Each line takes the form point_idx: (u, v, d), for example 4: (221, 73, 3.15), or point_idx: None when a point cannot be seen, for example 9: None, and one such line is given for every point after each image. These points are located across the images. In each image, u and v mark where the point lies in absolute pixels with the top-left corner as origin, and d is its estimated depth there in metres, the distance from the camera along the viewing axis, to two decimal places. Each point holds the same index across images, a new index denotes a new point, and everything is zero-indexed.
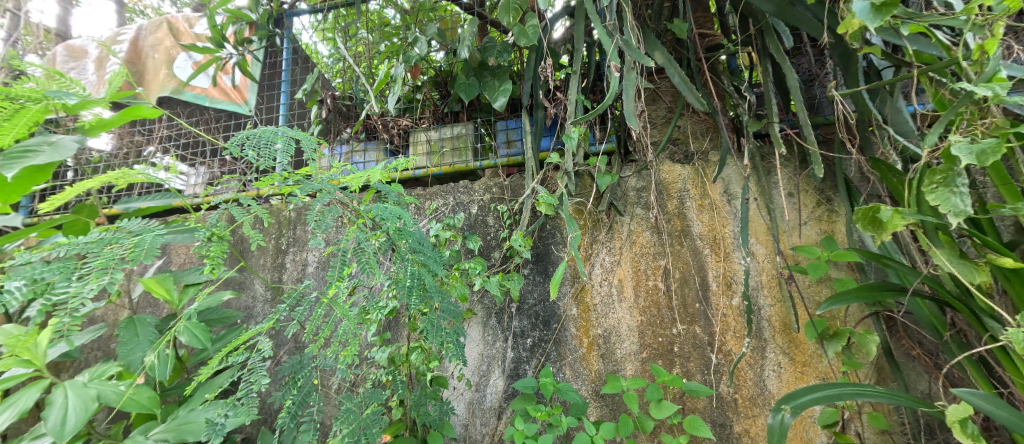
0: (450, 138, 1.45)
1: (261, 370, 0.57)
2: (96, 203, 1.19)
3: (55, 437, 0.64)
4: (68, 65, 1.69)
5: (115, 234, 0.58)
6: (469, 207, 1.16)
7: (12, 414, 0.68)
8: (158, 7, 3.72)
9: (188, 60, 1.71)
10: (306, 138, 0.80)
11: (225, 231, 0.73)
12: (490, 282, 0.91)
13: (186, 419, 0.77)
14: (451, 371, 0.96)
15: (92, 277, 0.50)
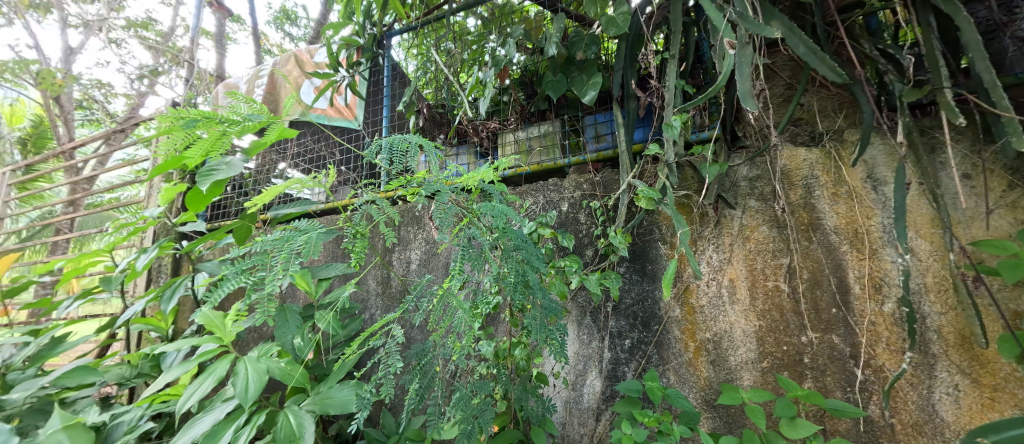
0: (538, 136, 1.45)
1: (396, 356, 0.63)
2: (253, 211, 1.45)
3: (242, 400, 0.76)
4: (226, 100, 2.08)
5: (289, 234, 0.70)
6: (559, 205, 1.14)
7: (212, 379, 0.82)
8: (282, 44, 4.45)
9: (311, 86, 1.99)
10: (429, 144, 0.89)
11: (366, 230, 0.85)
12: (588, 280, 0.89)
13: (327, 395, 0.89)
14: (548, 369, 0.96)
15: (281, 267, 0.64)
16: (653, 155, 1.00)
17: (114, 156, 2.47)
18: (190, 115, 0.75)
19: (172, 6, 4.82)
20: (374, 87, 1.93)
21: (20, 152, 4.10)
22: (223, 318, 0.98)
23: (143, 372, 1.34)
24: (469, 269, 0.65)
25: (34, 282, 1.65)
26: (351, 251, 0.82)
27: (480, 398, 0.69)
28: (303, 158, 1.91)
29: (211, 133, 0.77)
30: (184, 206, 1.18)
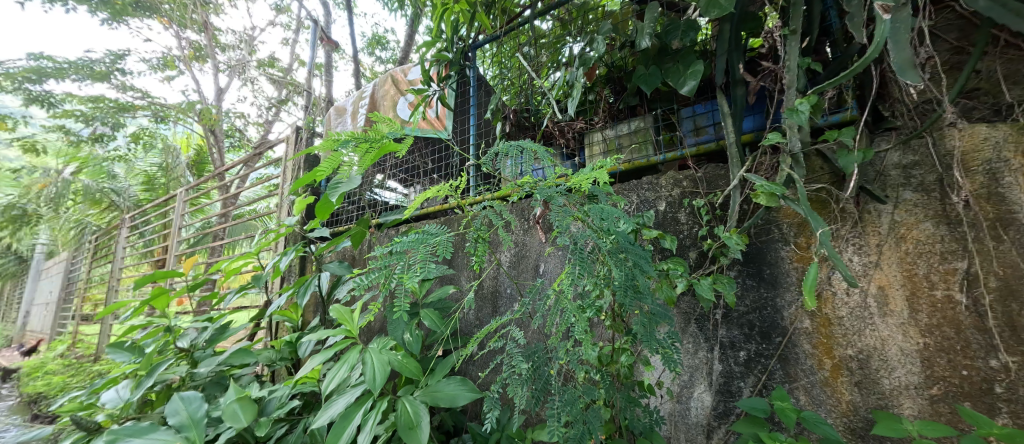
0: (628, 134, 1.39)
1: (518, 356, 0.70)
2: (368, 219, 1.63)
3: (371, 387, 0.85)
4: (338, 122, 2.37)
5: (423, 235, 0.85)
6: (656, 204, 1.07)
7: (346, 367, 0.92)
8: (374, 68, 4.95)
9: (405, 102, 2.16)
10: (542, 150, 0.90)
11: (487, 232, 0.92)
12: (700, 284, 0.83)
13: (436, 388, 0.96)
14: (649, 379, 0.91)
15: (419, 265, 0.80)
16: (772, 145, 0.89)
17: (254, 175, 2.95)
18: (344, 139, 0.93)
19: (290, 45, 5.66)
20: (461, 98, 2.04)
21: (190, 175, 5.13)
22: (350, 313, 1.11)
23: (285, 357, 1.58)
24: (577, 273, 0.66)
25: (207, 280, 2.05)
26: (474, 252, 0.91)
27: (588, 405, 0.68)
28: (400, 169, 2.09)
29: (360, 152, 0.95)
30: (314, 216, 1.39)
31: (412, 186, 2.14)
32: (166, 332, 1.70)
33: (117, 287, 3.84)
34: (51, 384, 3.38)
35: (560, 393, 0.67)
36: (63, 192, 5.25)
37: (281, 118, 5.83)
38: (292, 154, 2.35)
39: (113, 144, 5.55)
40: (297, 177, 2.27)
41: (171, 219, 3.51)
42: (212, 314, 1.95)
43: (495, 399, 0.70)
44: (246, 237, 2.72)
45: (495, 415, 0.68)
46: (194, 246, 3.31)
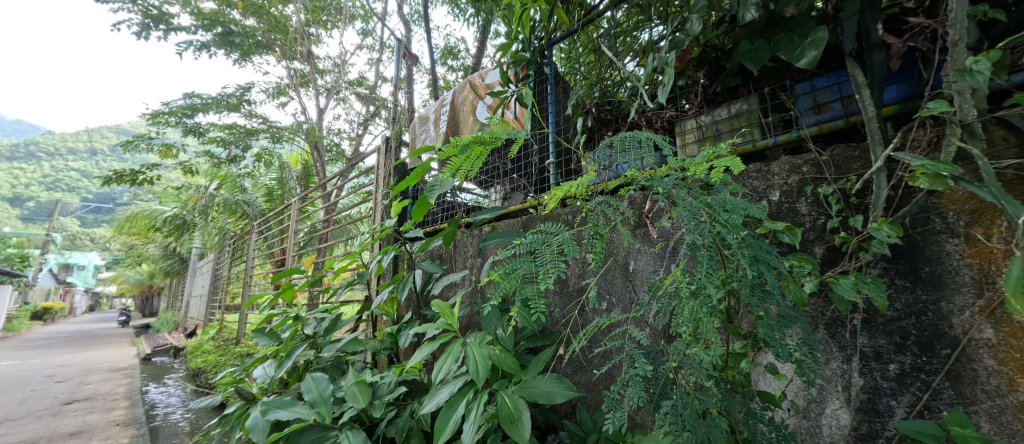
0: (728, 118, 1.26)
1: (641, 358, 0.69)
2: (457, 219, 1.69)
3: (476, 379, 0.89)
4: (422, 130, 2.53)
5: (542, 235, 0.92)
6: (769, 194, 0.95)
7: (451, 360, 0.98)
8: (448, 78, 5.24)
9: (484, 105, 2.21)
10: (661, 140, 0.83)
11: (604, 230, 0.89)
12: (840, 284, 0.72)
13: (532, 385, 0.97)
14: (770, 390, 0.82)
15: (550, 266, 0.86)
16: (932, 116, 0.74)
17: (352, 183, 3.29)
18: (462, 144, 1.03)
19: (375, 64, 6.23)
20: (539, 97, 2.04)
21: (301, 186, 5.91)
22: (449, 308, 1.17)
23: (388, 347, 1.72)
24: (702, 270, 0.61)
25: (321, 276, 2.33)
26: (591, 250, 0.87)
27: (711, 414, 0.63)
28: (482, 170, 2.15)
29: (475, 153, 1.05)
30: (410, 218, 1.51)
31: (491, 187, 2.20)
32: (294, 321, 1.97)
33: (251, 282, 4.58)
34: (208, 361, 4.13)
35: (674, 396, 0.64)
36: (211, 204, 6.39)
37: (370, 130, 6.44)
38: (383, 163, 2.56)
39: (245, 163, 6.61)
40: (388, 183, 2.47)
41: (288, 225, 4.07)
42: (326, 306, 2.22)
43: (611, 400, 0.70)
44: (347, 238, 3.05)
45: (614, 418, 0.68)
46: (306, 247, 3.80)
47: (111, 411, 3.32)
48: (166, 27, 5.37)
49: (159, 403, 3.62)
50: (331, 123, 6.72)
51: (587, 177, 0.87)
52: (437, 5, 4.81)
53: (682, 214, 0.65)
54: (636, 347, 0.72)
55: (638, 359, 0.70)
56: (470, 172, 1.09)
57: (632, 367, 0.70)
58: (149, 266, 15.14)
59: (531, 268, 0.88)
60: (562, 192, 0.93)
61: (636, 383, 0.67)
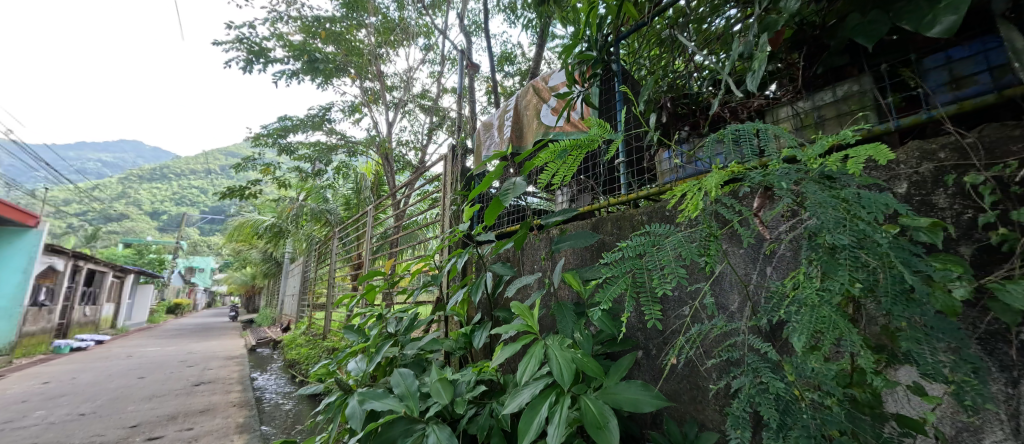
0: (833, 102, 1.11)
1: (769, 373, 0.66)
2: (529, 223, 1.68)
3: (561, 383, 0.89)
4: (487, 137, 2.57)
5: (651, 237, 0.86)
6: (897, 185, 0.82)
7: (535, 362, 0.98)
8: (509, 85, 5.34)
9: (549, 108, 2.19)
10: (784, 131, 0.75)
11: (718, 230, 0.82)
12: (1006, 293, 0.60)
13: (615, 391, 0.94)
14: (907, 414, 0.71)
15: (667, 269, 0.79)
16: None
17: (420, 190, 3.45)
18: (561, 147, 1.16)
19: (438, 77, 6.55)
20: (606, 96, 1.97)
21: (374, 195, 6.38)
22: (528, 309, 1.17)
23: (462, 346, 1.79)
24: (837, 275, 0.57)
25: (400, 278, 2.48)
26: (704, 254, 0.80)
27: (842, 436, 0.58)
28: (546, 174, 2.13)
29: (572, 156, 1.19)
30: (483, 222, 1.57)
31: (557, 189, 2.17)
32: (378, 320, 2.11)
33: (335, 283, 5.05)
34: (301, 353, 4.60)
35: (802, 415, 0.60)
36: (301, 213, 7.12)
37: (434, 140, 6.78)
38: (450, 170, 2.65)
39: (327, 175, 7.28)
40: (456, 189, 2.56)
41: (364, 231, 4.41)
42: (404, 306, 2.35)
43: (734, 417, 0.68)
44: (418, 242, 3.21)
45: (739, 435, 0.66)
46: (379, 251, 4.07)
47: (227, 395, 3.82)
48: (263, 59, 6.10)
49: (264, 389, 4.12)
50: (399, 135, 7.18)
51: (719, 179, 0.74)
52: (494, 15, 4.93)
53: (816, 211, 0.60)
54: (756, 357, 0.69)
55: (762, 373, 0.67)
56: (564, 173, 1.26)
57: (754, 380, 0.67)
58: (251, 269, 17.35)
59: (644, 273, 0.84)
60: (691, 192, 0.80)
61: (761, 398, 0.65)
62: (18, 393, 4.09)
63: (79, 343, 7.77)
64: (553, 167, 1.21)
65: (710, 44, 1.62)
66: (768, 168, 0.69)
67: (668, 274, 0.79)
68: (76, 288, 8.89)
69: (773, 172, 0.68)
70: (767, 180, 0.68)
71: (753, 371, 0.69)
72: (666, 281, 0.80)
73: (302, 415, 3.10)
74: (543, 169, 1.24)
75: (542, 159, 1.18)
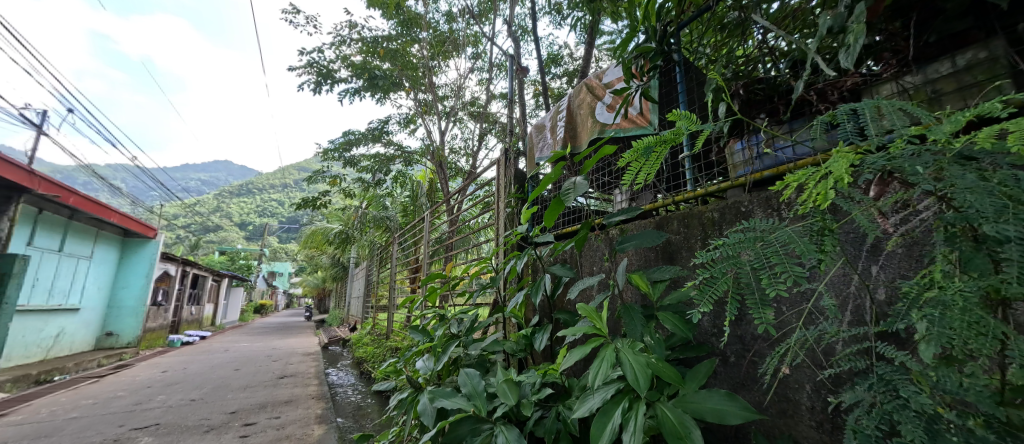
0: (952, 74, 0.97)
1: (909, 388, 0.61)
2: (589, 224, 1.61)
3: (636, 389, 0.85)
4: (540, 139, 2.56)
5: (751, 233, 0.79)
6: None
7: (606, 366, 0.95)
8: (559, 87, 5.30)
9: (603, 106, 2.10)
10: (914, 106, 0.67)
11: (835, 223, 0.74)
12: None
13: (694, 399, 0.88)
14: None
15: (778, 265, 0.73)
16: None
17: (472, 195, 3.52)
18: (647, 145, 1.18)
19: (487, 84, 6.68)
20: (666, 88, 1.87)
21: (430, 201, 6.65)
22: (596, 312, 1.12)
23: (523, 348, 1.79)
24: (976, 272, 0.54)
25: (459, 281, 2.55)
26: (821, 249, 0.73)
27: None
28: (605, 174, 2.07)
29: (658, 152, 1.19)
30: (544, 223, 1.56)
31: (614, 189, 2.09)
32: (441, 321, 2.19)
33: (397, 286, 5.33)
34: (368, 351, 4.91)
35: (952, 439, 0.54)
36: (365, 220, 7.58)
37: (486, 146, 6.93)
38: (503, 174, 2.68)
39: (387, 184, 7.69)
40: (509, 192, 2.57)
41: (421, 236, 4.61)
42: (464, 308, 2.41)
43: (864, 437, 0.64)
44: (473, 246, 3.28)
45: None
46: (436, 255, 4.22)
47: (306, 388, 4.16)
48: (331, 81, 6.60)
49: (337, 383, 4.45)
50: (452, 143, 7.41)
51: (848, 165, 0.65)
52: (540, 18, 4.92)
53: (962, 196, 0.54)
54: (888, 368, 0.65)
55: (897, 385, 0.63)
56: (650, 172, 1.26)
57: (887, 394, 0.64)
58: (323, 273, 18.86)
59: (748, 272, 0.78)
60: (813, 182, 0.71)
61: (900, 414, 0.61)
62: (144, 380, 4.79)
63: (187, 337, 8.93)
64: (637, 165, 1.23)
65: (786, 23, 1.47)
66: (892, 151, 0.64)
67: (781, 273, 0.73)
68: (184, 290, 10.22)
69: (900, 153, 0.63)
70: (897, 164, 0.62)
71: (885, 383, 0.65)
72: (779, 281, 0.73)
73: (371, 410, 3.29)
74: (627, 168, 1.27)
75: (627, 158, 1.21)
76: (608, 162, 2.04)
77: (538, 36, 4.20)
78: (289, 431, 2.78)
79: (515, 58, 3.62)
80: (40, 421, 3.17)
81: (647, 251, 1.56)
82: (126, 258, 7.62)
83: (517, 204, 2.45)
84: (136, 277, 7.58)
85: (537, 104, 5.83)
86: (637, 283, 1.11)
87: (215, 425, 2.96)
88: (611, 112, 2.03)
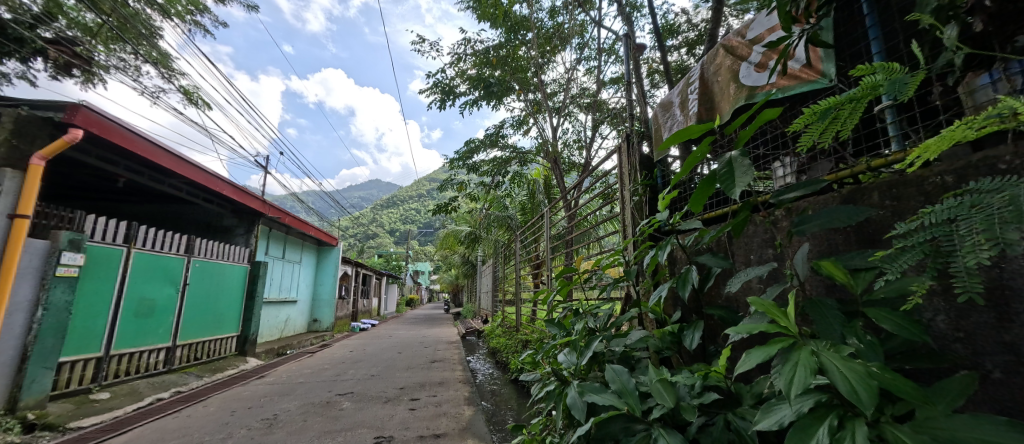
0: None
1: None
2: (747, 212, 1.31)
3: (860, 408, 0.68)
4: (667, 119, 2.16)
5: (967, 196, 0.79)
6: None
7: (805, 375, 0.77)
8: (679, 59, 4.73)
9: (750, 66, 1.67)
10: None
11: None
12: None
13: (947, 426, 0.67)
14: None
15: (984, 230, 0.73)
16: None
17: (590, 187, 3.39)
18: (825, 107, 0.98)
19: (597, 71, 6.39)
20: (846, 27, 1.47)
21: (547, 197, 6.74)
22: (776, 306, 0.93)
23: (670, 346, 1.63)
24: None
25: (588, 276, 2.48)
26: None
27: None
28: (765, 143, 1.74)
29: (842, 114, 0.97)
30: (689, 208, 1.38)
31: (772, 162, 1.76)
32: (576, 316, 2.16)
33: (523, 282, 5.52)
34: (501, 342, 5.22)
35: None
36: (490, 221, 8.08)
37: (602, 135, 6.65)
38: (626, 161, 2.49)
39: (506, 185, 8.02)
40: (635, 180, 2.37)
41: (541, 233, 4.66)
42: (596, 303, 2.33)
43: None
44: (598, 239, 3.15)
45: None
46: (557, 251, 4.22)
47: (453, 372, 4.64)
48: (452, 96, 7.20)
49: (478, 370, 4.85)
50: (565, 137, 7.33)
51: None
52: None
53: None
54: None
55: None
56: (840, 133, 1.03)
57: None
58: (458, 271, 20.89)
59: (950, 241, 0.78)
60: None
61: None
62: (339, 357, 6.01)
63: (362, 325, 10.89)
64: (817, 132, 1.03)
65: None
66: None
67: (990, 243, 0.72)
68: (357, 286, 12.50)
69: None
70: None
71: None
72: (985, 250, 0.72)
73: (509, 397, 3.47)
74: (803, 135, 1.08)
75: (801, 125, 1.03)
76: (766, 130, 1.70)
77: (651, 7, 3.79)
78: (445, 409, 3.13)
79: (626, 36, 3.34)
80: (283, 383, 4.25)
81: (834, 233, 1.24)
82: (321, 261, 9.70)
83: (647, 191, 2.24)
84: (328, 276, 9.58)
85: (653, 83, 5.30)
86: (835, 270, 0.89)
87: (390, 397, 3.52)
88: (764, 71, 1.59)
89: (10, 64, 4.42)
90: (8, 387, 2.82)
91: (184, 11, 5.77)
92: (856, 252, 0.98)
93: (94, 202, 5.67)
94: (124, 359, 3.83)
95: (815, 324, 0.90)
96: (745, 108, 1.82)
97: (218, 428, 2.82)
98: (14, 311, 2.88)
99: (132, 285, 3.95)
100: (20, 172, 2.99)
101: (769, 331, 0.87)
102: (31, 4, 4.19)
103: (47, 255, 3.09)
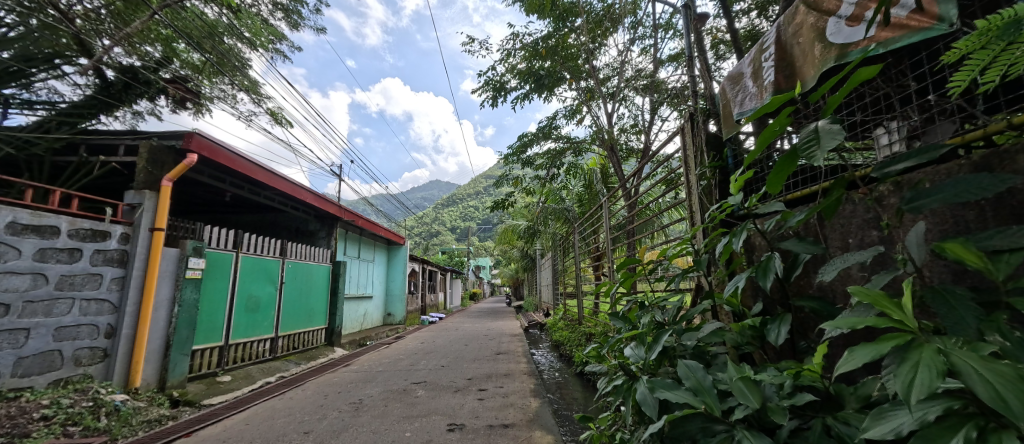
0: None
1: None
2: (841, 191, 1.13)
3: (1011, 418, 0.56)
4: (737, 92, 1.95)
5: None
6: None
7: (932, 376, 0.65)
8: (749, 24, 4.29)
9: (839, 21, 1.45)
10: None
11: None
12: None
13: None
14: None
15: None
16: None
17: (650, 174, 3.20)
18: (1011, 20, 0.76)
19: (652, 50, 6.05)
20: None
21: (604, 186, 6.53)
22: (884, 297, 0.80)
23: (751, 341, 1.48)
24: None
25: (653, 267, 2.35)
26: None
27: None
28: (867, 107, 1.50)
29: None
30: (766, 189, 1.25)
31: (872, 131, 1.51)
32: (644, 309, 2.06)
33: (585, 274, 5.42)
34: (564, 335, 5.19)
35: None
36: (546, 214, 8.02)
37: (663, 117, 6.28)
38: (691, 143, 2.31)
39: (561, 177, 7.92)
40: (703, 162, 2.19)
41: (600, 224, 4.53)
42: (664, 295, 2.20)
43: None
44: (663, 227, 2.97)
45: None
46: (617, 242, 4.07)
47: (518, 364, 4.71)
48: (504, 92, 7.22)
49: (542, 363, 4.86)
50: (620, 122, 7.04)
51: None
52: None
53: None
54: None
55: None
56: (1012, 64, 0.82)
57: None
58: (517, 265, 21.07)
59: None
60: None
61: None
62: (411, 348, 6.36)
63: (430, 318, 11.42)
64: (991, 56, 0.82)
65: None
66: None
67: None
68: (423, 282, 13.15)
69: None
70: None
71: None
72: None
73: (574, 390, 3.44)
74: (965, 63, 0.87)
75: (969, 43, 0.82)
76: (869, 93, 1.46)
77: None
78: (512, 400, 3.18)
79: (685, 7, 3.08)
80: (365, 371, 4.61)
81: (962, 207, 1.04)
82: (390, 259, 10.30)
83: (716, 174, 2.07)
84: (397, 273, 10.15)
85: (718, 55, 4.88)
86: (973, 253, 0.74)
87: (459, 387, 3.65)
88: (858, 25, 1.38)
89: (142, 103, 5.10)
90: (158, 370, 3.35)
91: (266, 41, 6.40)
92: (997, 230, 0.81)
93: (205, 215, 6.50)
94: (239, 348, 4.40)
95: (937, 315, 0.76)
96: (835, 70, 1.59)
97: (314, 409, 3.12)
98: (158, 307, 3.40)
99: (241, 285, 4.47)
100: (155, 192, 3.50)
101: (878, 325, 0.75)
102: (151, 51, 4.91)
103: (178, 260, 3.60)
